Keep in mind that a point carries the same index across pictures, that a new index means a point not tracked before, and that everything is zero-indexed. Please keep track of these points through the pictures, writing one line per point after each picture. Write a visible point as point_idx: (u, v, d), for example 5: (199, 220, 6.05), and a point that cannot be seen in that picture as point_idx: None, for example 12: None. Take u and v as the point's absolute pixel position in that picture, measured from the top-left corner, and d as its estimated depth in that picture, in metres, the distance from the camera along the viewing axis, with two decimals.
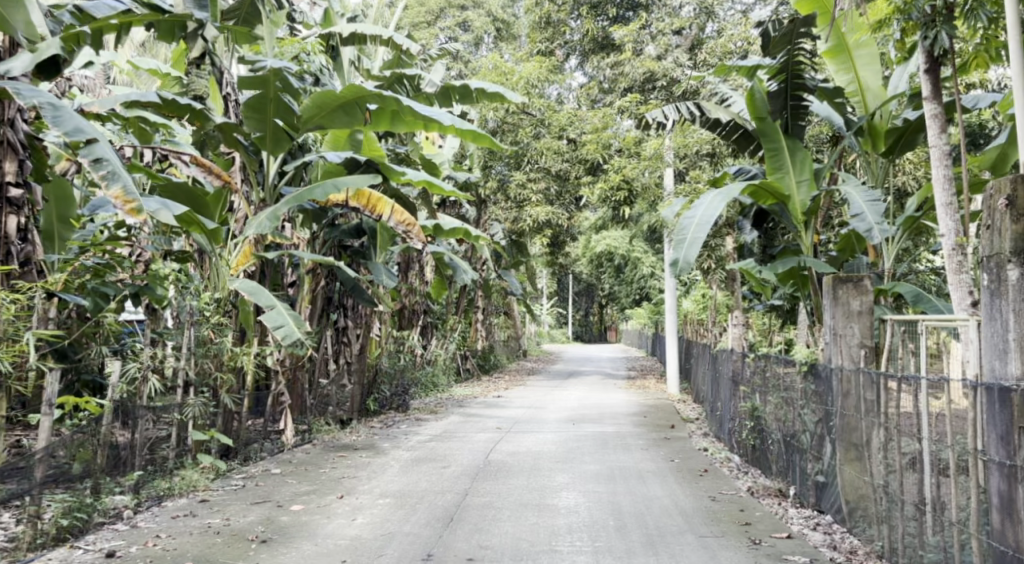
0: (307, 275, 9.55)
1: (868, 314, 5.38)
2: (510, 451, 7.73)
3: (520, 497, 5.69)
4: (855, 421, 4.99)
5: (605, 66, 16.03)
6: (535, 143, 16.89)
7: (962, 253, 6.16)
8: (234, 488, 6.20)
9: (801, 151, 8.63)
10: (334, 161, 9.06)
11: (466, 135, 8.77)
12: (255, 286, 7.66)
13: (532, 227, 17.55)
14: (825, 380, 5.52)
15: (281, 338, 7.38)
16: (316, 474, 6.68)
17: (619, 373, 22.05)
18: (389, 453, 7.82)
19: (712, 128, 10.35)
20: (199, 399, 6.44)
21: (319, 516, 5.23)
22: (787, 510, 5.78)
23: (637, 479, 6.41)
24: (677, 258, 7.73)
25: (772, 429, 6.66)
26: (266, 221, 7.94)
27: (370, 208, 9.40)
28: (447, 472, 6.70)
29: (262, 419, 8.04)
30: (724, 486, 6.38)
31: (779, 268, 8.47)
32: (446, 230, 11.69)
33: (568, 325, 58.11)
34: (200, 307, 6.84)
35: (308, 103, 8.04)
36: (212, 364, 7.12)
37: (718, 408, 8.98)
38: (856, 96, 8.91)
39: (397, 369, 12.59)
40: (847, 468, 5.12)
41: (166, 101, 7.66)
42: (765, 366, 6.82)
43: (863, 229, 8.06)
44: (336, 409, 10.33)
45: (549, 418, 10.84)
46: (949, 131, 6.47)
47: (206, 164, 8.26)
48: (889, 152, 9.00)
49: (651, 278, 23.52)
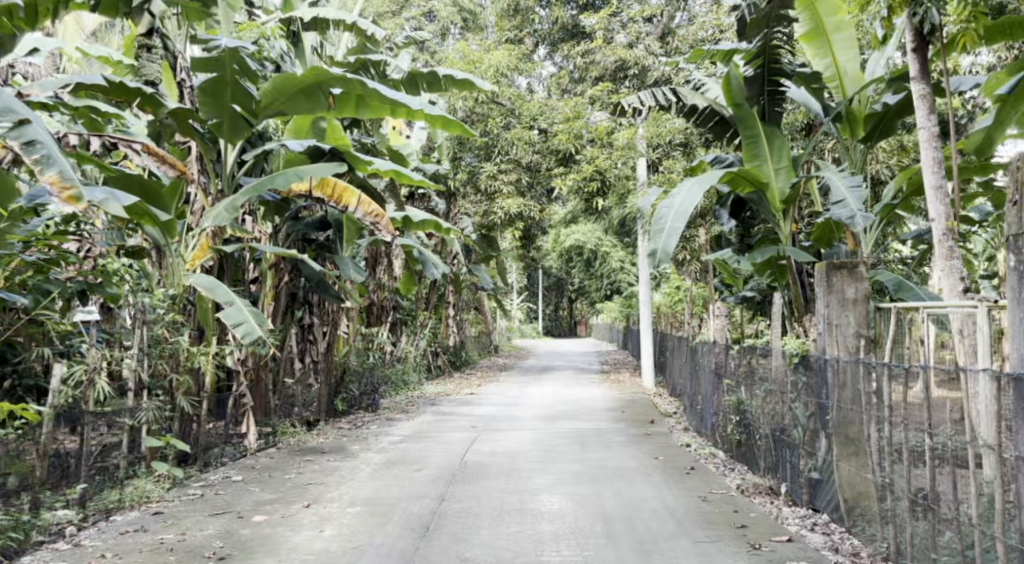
0: (270, 270, 9.14)
1: (864, 302, 5.18)
2: (487, 451, 7.39)
3: (500, 502, 5.36)
4: (855, 415, 4.77)
5: (576, 55, 15.71)
6: (505, 134, 16.44)
7: (952, 238, 5.96)
8: (192, 498, 5.75)
9: (779, 138, 8.30)
10: (296, 150, 8.60)
11: (435, 121, 8.40)
12: (212, 282, 7.14)
13: (503, 220, 17.20)
14: (819, 372, 5.29)
15: (242, 336, 6.85)
16: (281, 481, 6.25)
17: (592, 367, 21.82)
18: (359, 456, 7.41)
19: (688, 116, 10.10)
20: (153, 403, 5.99)
21: (284, 528, 4.81)
22: (781, 509, 5.52)
23: (622, 479, 6.11)
24: (655, 248, 7.45)
25: (759, 424, 6.41)
26: (224, 212, 7.46)
27: (335, 198, 8.92)
28: (421, 475, 6.33)
29: (224, 422, 7.59)
30: (713, 485, 6.12)
31: (758, 258, 8.20)
32: (415, 222, 11.27)
33: (538, 320, 57.72)
34: (155, 305, 6.37)
35: (267, 88, 7.58)
36: (167, 365, 6.65)
37: (699, 403, 8.73)
38: (834, 81, 8.72)
39: (366, 368, 12.12)
40: (843, 464, 4.91)
41: (114, 83, 7.15)
42: (751, 358, 6.58)
43: (846, 216, 7.80)
44: (302, 410, 9.89)
45: (524, 416, 10.49)
46: (937, 112, 6.26)
47: (159, 153, 7.77)
48: (868, 138, 8.84)
49: (622, 272, 23.32)
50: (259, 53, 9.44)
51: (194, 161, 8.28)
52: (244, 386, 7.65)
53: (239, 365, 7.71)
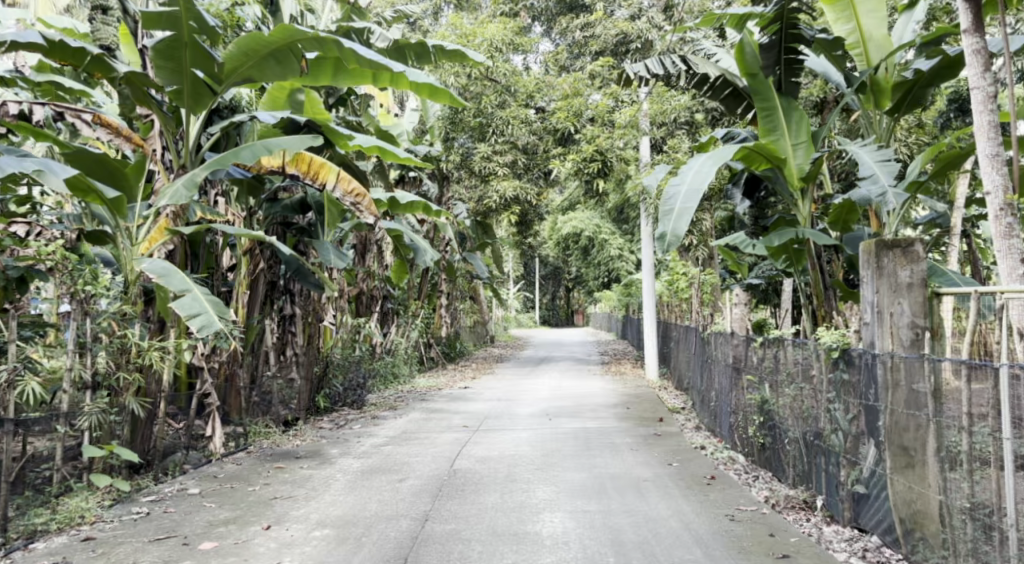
0: (243, 256, 8.35)
1: (920, 287, 4.43)
2: (479, 457, 6.61)
3: (494, 523, 4.60)
4: (919, 422, 3.99)
5: (574, 29, 14.86)
6: (500, 113, 15.53)
7: (1012, 213, 4.96)
8: (135, 516, 4.96)
9: (797, 112, 7.46)
10: (268, 122, 7.73)
11: (422, 90, 7.57)
12: (167, 268, 6.25)
13: (498, 204, 16.36)
14: (864, 369, 4.53)
15: (197, 329, 5.93)
16: (244, 495, 5.47)
17: (592, 357, 21.08)
18: (336, 462, 6.63)
19: (699, 86, 9.29)
20: (95, 405, 5.29)
21: (235, 559, 4.05)
22: (820, 529, 4.77)
23: (632, 492, 5.35)
24: (663, 231, 6.63)
25: (788, 426, 5.63)
26: (182, 188, 6.64)
27: (311, 174, 8.01)
28: (403, 487, 5.55)
29: (186, 423, 6.79)
30: (738, 498, 5.36)
31: (775, 241, 7.41)
32: (403, 204, 10.40)
33: (535, 308, 56.87)
34: (100, 294, 5.51)
35: (232, 49, 6.72)
36: (116, 361, 5.81)
37: (713, 400, 7.94)
38: (858, 48, 7.70)
39: (350, 362, 11.28)
40: (900, 479, 4.16)
41: (52, 43, 6.36)
42: (777, 351, 5.80)
43: (876, 193, 6.89)
44: (280, 409, 9.05)
45: (522, 414, 9.68)
46: (993, 71, 5.26)
47: (113, 124, 7.10)
48: (895, 110, 7.87)
49: (623, 260, 22.51)
50: (230, 19, 8.59)
51: (155, 136, 7.40)
52: (208, 384, 6.84)
53: (203, 361, 6.91)
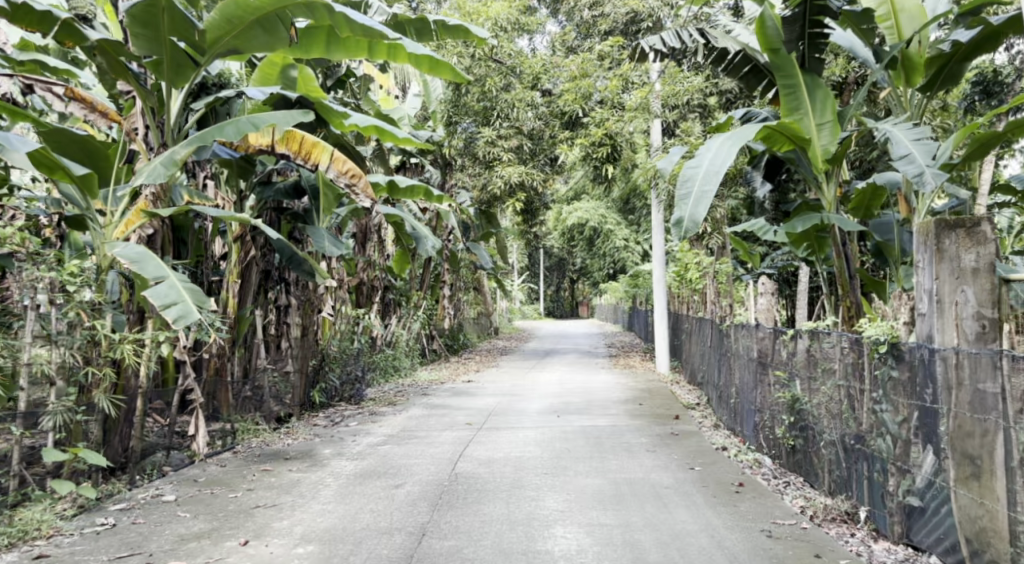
0: (232, 242, 7.82)
1: (987, 273, 3.90)
2: (482, 459, 6.10)
3: (501, 540, 4.09)
4: (987, 428, 3.48)
5: (582, 8, 14.27)
6: (505, 95, 14.92)
7: None
8: (99, 529, 4.47)
9: (822, 90, 6.80)
10: (257, 98, 7.16)
11: (422, 64, 7.07)
12: (141, 252, 5.73)
13: (503, 191, 15.78)
14: (919, 365, 3.99)
15: (174, 320, 5.44)
16: (224, 502, 4.97)
17: (598, 350, 20.55)
18: (328, 464, 6.13)
19: (718, 61, 8.64)
20: (60, 405, 4.80)
21: None
22: (867, 546, 4.26)
23: (653, 502, 4.84)
24: (681, 216, 6.07)
25: (822, 428, 5.10)
26: (161, 167, 6.13)
27: (304, 155, 7.47)
28: (400, 495, 5.04)
29: (168, 423, 6.30)
30: (770, 509, 4.84)
31: (798, 228, 6.90)
32: (402, 188, 9.81)
33: (540, 300, 56.28)
34: (67, 280, 5.04)
35: (217, 14, 6.19)
36: (84, 354, 5.31)
37: (734, 397, 7.41)
38: (889, 21, 7.02)
39: (348, 355, 10.77)
40: (963, 491, 3.64)
41: (15, 6, 5.87)
42: (810, 346, 5.26)
43: (913, 173, 6.15)
44: (272, 404, 8.53)
45: (527, 410, 9.17)
46: None
47: (87, 98, 6.59)
48: (928, 87, 7.14)
49: (631, 250, 21.95)
50: None
51: (136, 116, 6.73)
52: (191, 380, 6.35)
53: (185, 354, 6.41)
